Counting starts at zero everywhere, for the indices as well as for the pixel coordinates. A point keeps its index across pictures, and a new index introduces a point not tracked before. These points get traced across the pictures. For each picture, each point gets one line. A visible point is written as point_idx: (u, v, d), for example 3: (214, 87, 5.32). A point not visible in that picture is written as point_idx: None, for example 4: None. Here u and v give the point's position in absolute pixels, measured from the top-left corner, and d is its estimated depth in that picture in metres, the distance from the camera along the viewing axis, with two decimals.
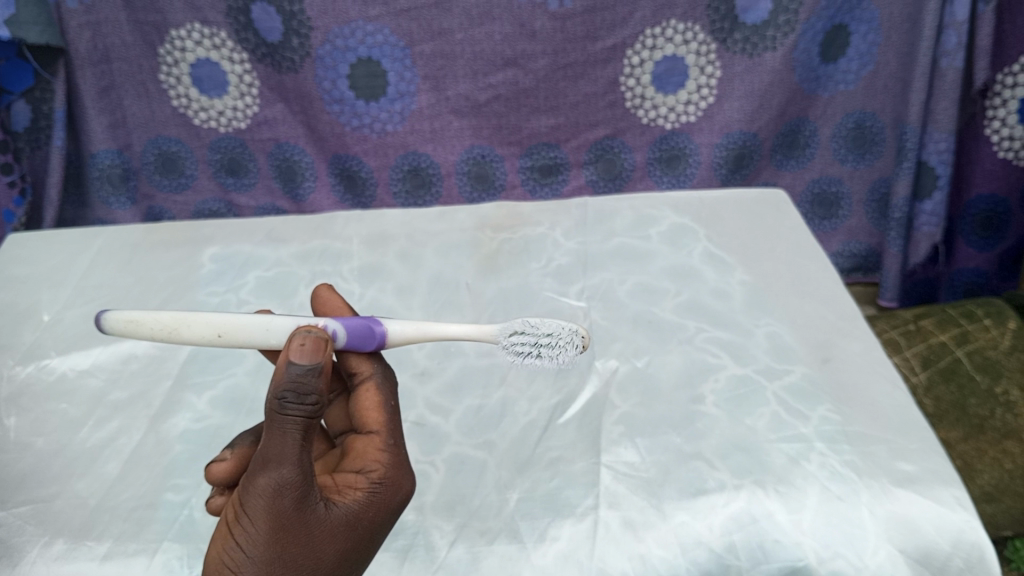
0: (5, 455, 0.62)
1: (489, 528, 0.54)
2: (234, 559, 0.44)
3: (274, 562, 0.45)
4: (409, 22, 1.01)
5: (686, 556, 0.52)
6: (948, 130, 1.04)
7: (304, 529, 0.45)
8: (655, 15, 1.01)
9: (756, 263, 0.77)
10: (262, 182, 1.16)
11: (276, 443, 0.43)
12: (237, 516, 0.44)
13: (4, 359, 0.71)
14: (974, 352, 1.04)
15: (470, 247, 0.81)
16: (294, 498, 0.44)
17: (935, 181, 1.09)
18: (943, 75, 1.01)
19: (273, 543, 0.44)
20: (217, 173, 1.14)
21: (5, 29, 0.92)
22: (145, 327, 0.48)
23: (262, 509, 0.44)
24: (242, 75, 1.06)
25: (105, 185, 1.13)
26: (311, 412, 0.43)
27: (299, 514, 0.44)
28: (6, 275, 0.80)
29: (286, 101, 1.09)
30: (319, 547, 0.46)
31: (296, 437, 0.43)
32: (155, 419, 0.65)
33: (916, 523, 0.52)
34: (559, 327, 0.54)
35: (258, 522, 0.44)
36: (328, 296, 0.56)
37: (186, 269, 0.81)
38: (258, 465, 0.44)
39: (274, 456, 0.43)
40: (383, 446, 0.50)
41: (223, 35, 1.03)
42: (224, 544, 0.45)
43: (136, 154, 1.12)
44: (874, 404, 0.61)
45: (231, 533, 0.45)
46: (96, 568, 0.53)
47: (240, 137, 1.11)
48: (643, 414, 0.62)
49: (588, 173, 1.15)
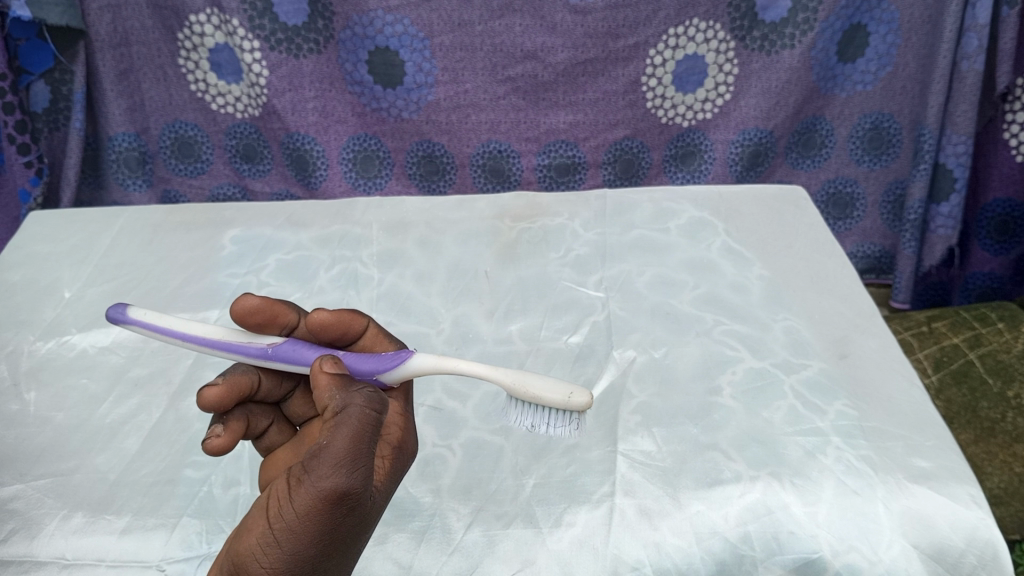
0: (25, 429, 0.63)
1: (505, 512, 0.55)
2: (271, 554, 0.40)
3: (311, 562, 0.41)
4: (429, 12, 1.01)
5: (700, 546, 0.52)
6: (967, 133, 1.04)
7: (350, 532, 0.42)
8: (678, 13, 1.01)
9: (774, 258, 0.77)
10: (276, 169, 1.16)
11: (346, 441, 0.41)
12: (282, 509, 0.40)
13: (24, 334, 0.72)
14: (987, 355, 1.05)
15: (489, 235, 0.82)
16: (354, 502, 0.41)
17: (953, 183, 1.08)
18: (964, 79, 1.00)
19: (320, 542, 0.41)
20: (232, 159, 1.15)
21: (27, 9, 0.93)
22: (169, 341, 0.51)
23: (317, 511, 0.40)
24: (252, 64, 1.05)
25: (122, 168, 1.13)
26: (375, 416, 0.43)
27: (353, 515, 0.41)
28: (27, 252, 0.81)
29: (295, 89, 1.08)
30: (357, 539, 0.43)
31: (366, 436, 0.42)
32: (174, 397, 0.65)
33: (931, 519, 0.52)
34: (554, 414, 0.49)
35: (309, 522, 0.40)
36: (328, 320, 0.52)
37: (206, 250, 0.81)
38: (322, 462, 0.40)
39: (344, 458, 0.40)
40: (400, 411, 0.49)
41: (235, 22, 1.02)
42: (260, 537, 0.40)
43: (153, 137, 1.12)
44: (892, 401, 0.61)
45: (272, 531, 0.40)
46: (114, 542, 0.54)
47: (255, 123, 1.11)
48: (660, 404, 0.62)
49: (605, 172, 1.15)
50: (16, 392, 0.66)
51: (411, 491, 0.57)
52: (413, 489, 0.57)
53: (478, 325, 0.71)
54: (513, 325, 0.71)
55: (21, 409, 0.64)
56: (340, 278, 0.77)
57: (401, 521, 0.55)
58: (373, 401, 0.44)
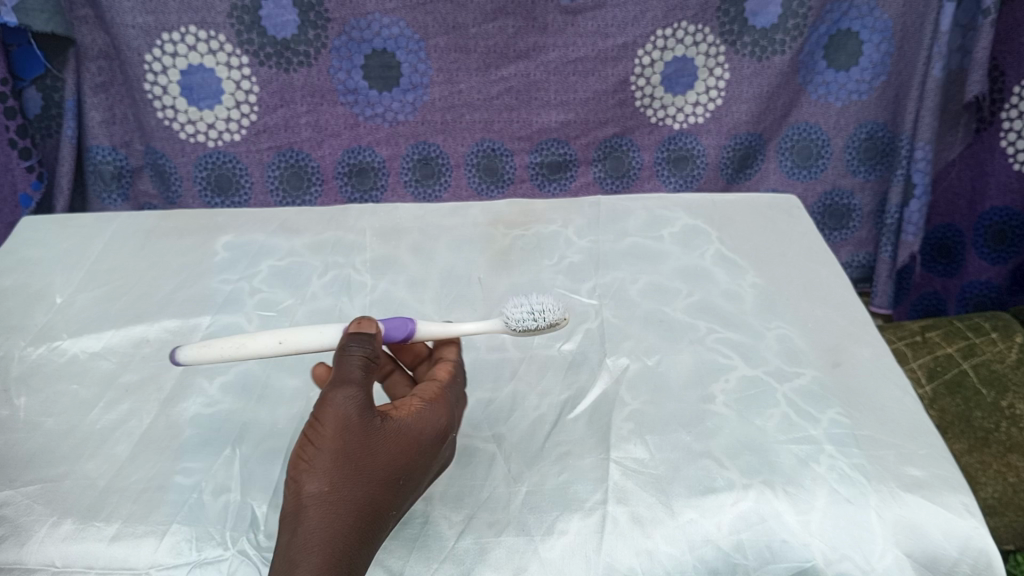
0: (13, 434, 0.62)
1: (497, 519, 0.54)
2: (308, 463, 0.48)
3: (343, 474, 0.48)
4: (425, 15, 1.02)
5: (693, 553, 0.52)
6: (926, 139, 1.06)
7: (365, 443, 0.49)
8: (666, 16, 1.03)
9: (767, 267, 0.77)
10: (257, 198, 1.15)
11: (345, 367, 0.50)
12: (309, 432, 0.49)
13: (15, 340, 0.71)
14: (980, 364, 1.05)
15: (482, 242, 0.82)
16: (359, 413, 0.49)
17: (913, 188, 1.10)
18: (926, 83, 1.03)
19: (339, 451, 0.48)
20: (202, 191, 1.14)
21: (13, 16, 0.94)
22: (214, 348, 0.54)
23: (332, 422, 0.48)
24: (239, 82, 1.06)
25: (97, 181, 1.13)
26: (365, 351, 0.51)
27: (361, 427, 0.49)
28: (19, 258, 0.81)
29: (287, 104, 1.08)
30: (378, 456, 0.49)
31: (359, 362, 0.50)
32: (165, 404, 0.65)
33: (924, 528, 0.52)
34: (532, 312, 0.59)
35: (328, 436, 0.48)
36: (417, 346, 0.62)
37: (200, 256, 0.81)
38: (330, 390, 0.49)
39: (344, 378, 0.50)
40: (440, 388, 0.55)
41: (222, 38, 1.03)
42: (298, 456, 0.49)
43: (135, 152, 1.12)
44: (884, 410, 0.61)
45: (306, 448, 0.49)
46: (104, 549, 0.53)
47: (234, 150, 1.11)
48: (653, 411, 0.62)
49: (596, 169, 1.15)
50: (7, 398, 0.66)
51: None
52: None
53: (472, 332, 0.71)
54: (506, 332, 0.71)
55: (11, 414, 0.64)
56: (333, 284, 0.77)
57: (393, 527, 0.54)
58: (367, 342, 0.51)
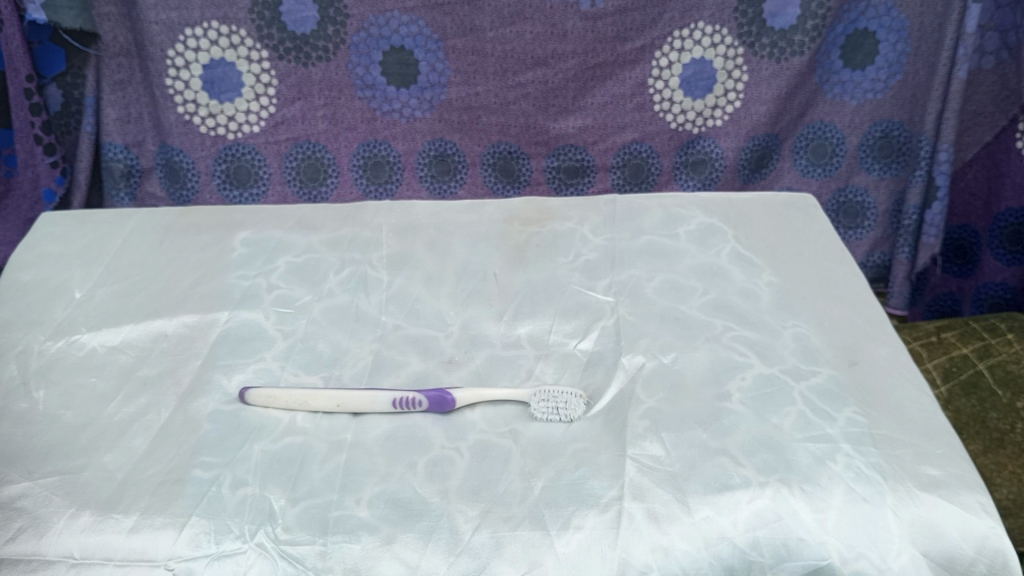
0: (32, 427, 0.63)
1: (512, 514, 0.54)
2: None
3: None
4: (443, 15, 1.03)
5: (709, 551, 0.52)
6: (949, 140, 1.06)
7: None
8: (684, 17, 1.03)
9: (785, 265, 0.77)
10: (275, 189, 1.14)
11: None
12: None
13: (35, 334, 0.72)
14: (996, 366, 1.05)
15: (497, 240, 0.82)
16: None
17: (936, 191, 1.09)
18: (949, 85, 1.03)
19: None
20: (220, 185, 1.13)
21: (42, 13, 0.97)
22: (282, 399, 0.64)
23: None
24: (259, 75, 1.07)
25: (108, 178, 1.12)
26: None
27: None
28: (39, 252, 0.82)
29: (305, 98, 1.08)
30: None
31: None
32: (184, 398, 0.65)
33: (940, 527, 0.52)
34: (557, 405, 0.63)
35: None
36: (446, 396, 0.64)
37: (217, 251, 0.82)
38: None
39: None
40: None
41: (243, 33, 1.04)
42: None
43: (146, 152, 1.12)
44: (900, 408, 0.61)
45: None
46: (122, 541, 0.53)
47: (253, 142, 1.11)
48: (669, 409, 0.62)
49: (614, 176, 1.14)
50: (26, 391, 0.66)
51: (419, 492, 0.56)
52: (422, 489, 0.57)
53: (488, 330, 0.71)
54: (522, 329, 0.71)
55: (30, 408, 0.65)
56: (350, 281, 0.77)
57: (408, 521, 0.54)
58: None
